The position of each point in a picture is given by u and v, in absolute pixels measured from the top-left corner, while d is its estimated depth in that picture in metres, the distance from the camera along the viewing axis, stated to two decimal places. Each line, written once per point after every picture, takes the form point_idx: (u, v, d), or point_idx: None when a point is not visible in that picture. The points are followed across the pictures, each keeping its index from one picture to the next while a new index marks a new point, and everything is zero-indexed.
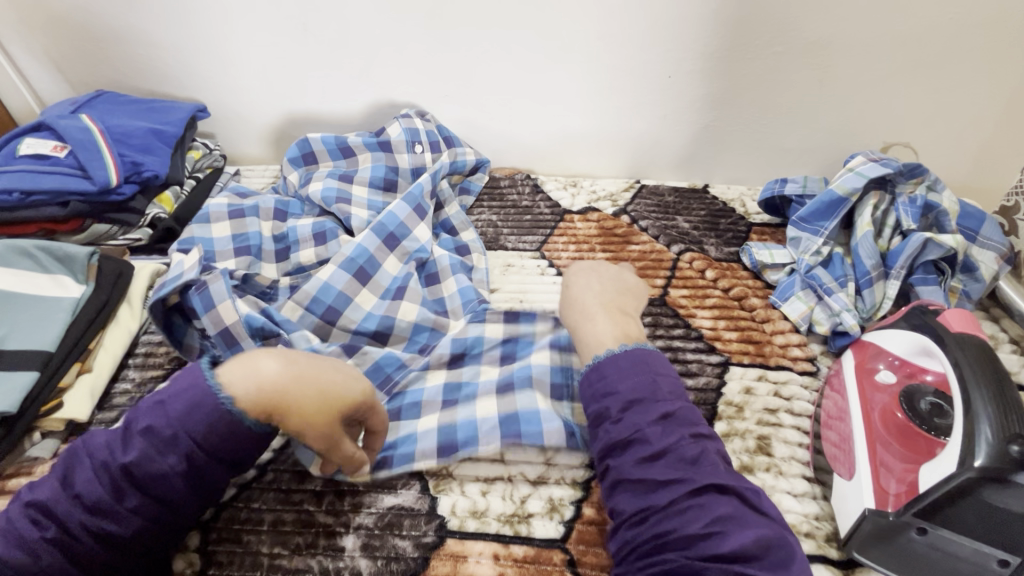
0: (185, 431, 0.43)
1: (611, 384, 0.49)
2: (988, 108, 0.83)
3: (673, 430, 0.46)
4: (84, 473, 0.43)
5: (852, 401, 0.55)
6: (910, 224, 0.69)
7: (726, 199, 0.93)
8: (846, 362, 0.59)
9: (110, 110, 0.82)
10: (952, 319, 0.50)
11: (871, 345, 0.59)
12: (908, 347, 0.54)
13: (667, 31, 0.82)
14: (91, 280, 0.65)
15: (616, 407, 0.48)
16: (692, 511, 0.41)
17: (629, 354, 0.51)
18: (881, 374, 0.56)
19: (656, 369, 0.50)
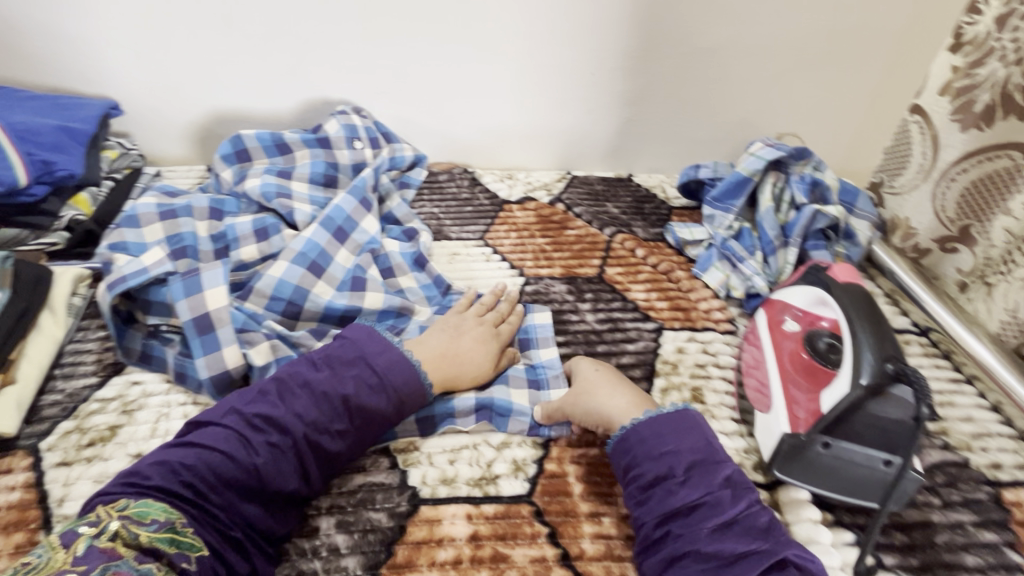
0: (298, 408, 0.51)
1: (670, 445, 0.50)
2: (856, 100, 0.98)
3: (742, 497, 0.47)
4: (184, 454, 0.47)
5: (769, 353, 0.63)
6: (802, 199, 0.80)
7: (649, 186, 1.02)
8: (760, 320, 0.68)
9: (10, 107, 0.75)
10: (840, 272, 0.60)
11: (779, 302, 0.68)
12: (808, 298, 0.63)
13: (586, 33, 0.89)
14: (6, 287, 0.60)
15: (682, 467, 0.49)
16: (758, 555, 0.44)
17: (681, 415, 0.53)
18: (788, 324, 0.64)
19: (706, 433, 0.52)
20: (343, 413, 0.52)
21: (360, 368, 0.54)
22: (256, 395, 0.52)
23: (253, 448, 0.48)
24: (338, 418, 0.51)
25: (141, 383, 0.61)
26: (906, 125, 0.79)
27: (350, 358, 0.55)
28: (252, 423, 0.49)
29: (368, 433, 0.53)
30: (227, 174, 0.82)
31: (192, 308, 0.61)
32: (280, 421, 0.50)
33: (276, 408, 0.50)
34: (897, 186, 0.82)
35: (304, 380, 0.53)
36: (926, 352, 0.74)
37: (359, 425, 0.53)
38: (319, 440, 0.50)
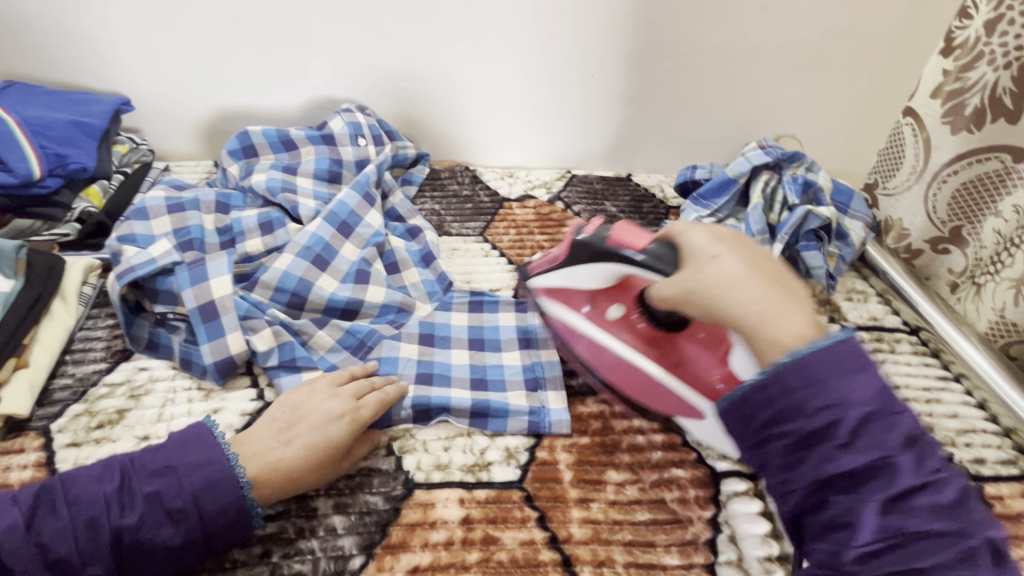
0: (122, 513, 0.45)
1: (828, 395, 0.40)
2: (854, 103, 0.99)
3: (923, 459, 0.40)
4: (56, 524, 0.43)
5: (613, 346, 0.64)
6: (794, 200, 0.81)
7: (647, 185, 1.03)
8: (566, 319, 0.66)
9: (25, 102, 0.78)
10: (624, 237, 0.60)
11: (572, 289, 0.66)
12: (592, 277, 0.64)
13: (587, 32, 0.90)
14: (20, 275, 0.63)
15: (845, 398, 0.40)
16: (930, 493, 0.39)
17: (841, 350, 0.42)
18: (611, 312, 0.65)
19: (868, 374, 0.41)
20: (183, 519, 0.46)
21: (203, 468, 0.48)
22: (154, 465, 0.48)
23: (133, 528, 0.45)
24: (174, 525, 0.45)
25: (147, 369, 0.64)
26: (899, 127, 0.80)
27: (176, 465, 0.47)
28: (135, 496, 0.46)
29: (217, 539, 0.47)
30: (234, 169, 0.84)
31: (198, 296, 0.63)
32: (96, 527, 0.44)
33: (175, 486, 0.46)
34: (891, 188, 0.83)
35: (138, 482, 0.46)
36: (916, 350, 0.75)
37: (203, 533, 0.46)
38: (215, 521, 0.47)
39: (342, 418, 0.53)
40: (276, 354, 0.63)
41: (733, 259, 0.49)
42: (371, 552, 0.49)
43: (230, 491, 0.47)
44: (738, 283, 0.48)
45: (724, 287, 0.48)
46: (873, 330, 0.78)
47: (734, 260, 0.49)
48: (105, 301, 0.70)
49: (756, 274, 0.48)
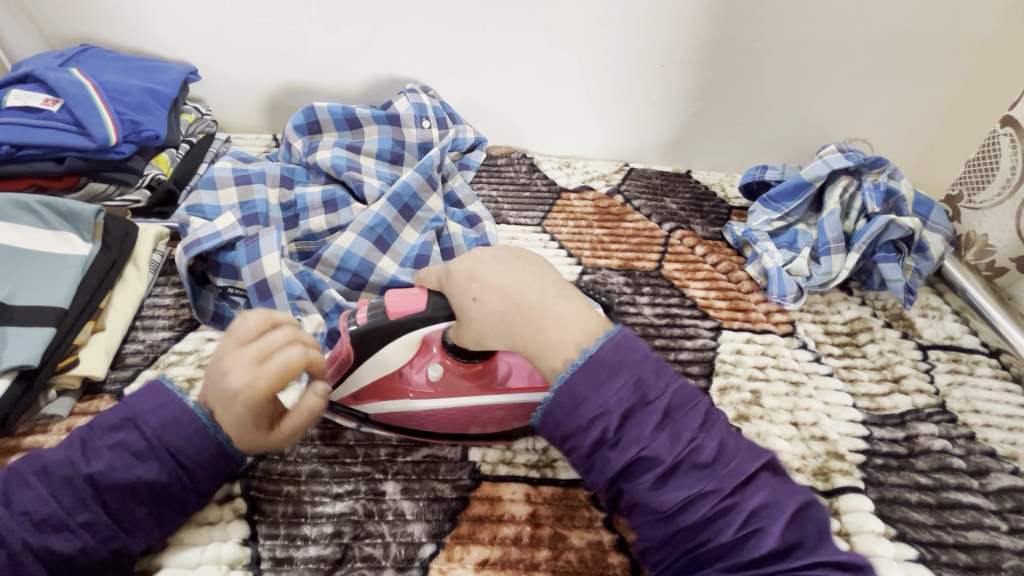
0: (89, 463, 0.44)
1: (588, 401, 0.41)
2: (937, 109, 0.94)
3: (677, 432, 0.40)
4: (34, 491, 0.42)
5: (452, 404, 0.53)
6: (874, 208, 0.78)
7: (707, 183, 1.00)
8: (397, 404, 0.53)
9: (101, 67, 0.78)
10: (395, 299, 0.50)
11: (393, 374, 0.52)
12: (407, 351, 0.51)
13: (662, 21, 0.87)
14: (98, 239, 0.63)
15: (603, 407, 0.40)
16: (710, 485, 0.39)
17: (614, 344, 0.42)
18: (430, 372, 0.53)
19: (635, 369, 0.41)
20: (152, 458, 0.44)
21: (158, 412, 0.45)
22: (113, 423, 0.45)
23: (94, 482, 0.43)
24: (147, 464, 0.44)
25: (214, 340, 0.64)
26: (994, 137, 0.76)
27: (133, 415, 0.45)
28: (94, 453, 0.44)
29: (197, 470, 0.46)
30: (298, 144, 0.83)
31: (253, 274, 0.64)
32: (70, 483, 0.43)
33: (133, 438, 0.44)
34: (977, 202, 0.79)
35: (103, 436, 0.45)
36: (996, 374, 0.71)
37: (181, 467, 0.45)
38: (180, 458, 0.45)
39: (236, 395, 0.42)
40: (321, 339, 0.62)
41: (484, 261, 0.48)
42: (440, 541, 0.49)
43: (191, 428, 0.45)
44: (502, 291, 0.45)
45: (515, 309, 0.45)
46: (950, 350, 0.73)
47: (491, 270, 0.47)
48: (171, 270, 0.71)
49: (521, 278, 0.46)
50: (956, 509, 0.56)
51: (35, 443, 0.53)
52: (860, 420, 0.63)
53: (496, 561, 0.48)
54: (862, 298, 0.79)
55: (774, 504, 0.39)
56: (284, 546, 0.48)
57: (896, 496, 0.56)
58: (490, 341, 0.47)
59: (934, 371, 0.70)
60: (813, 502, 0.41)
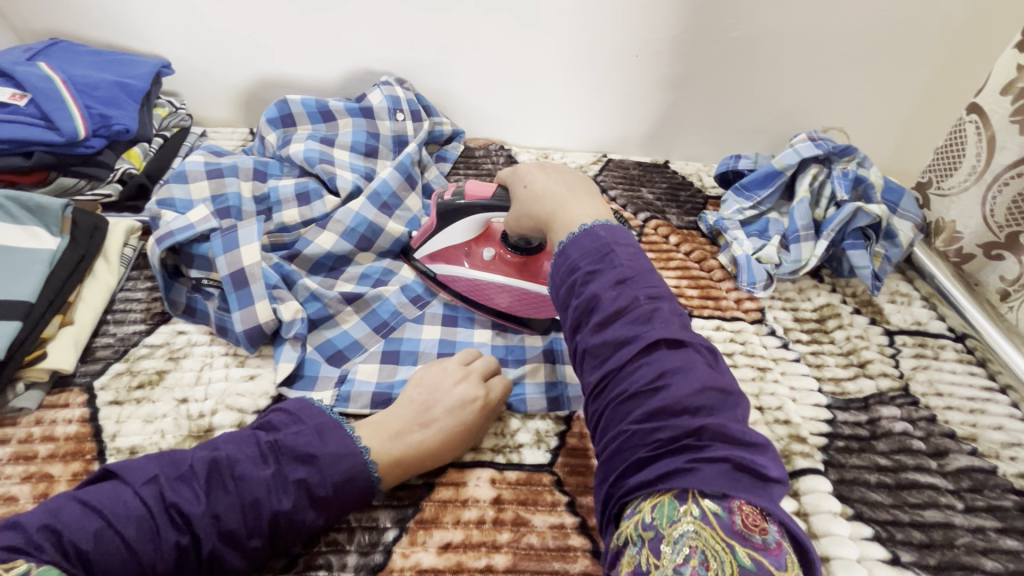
0: (182, 530, 0.42)
1: (572, 260, 0.49)
2: (909, 97, 0.95)
3: (627, 293, 0.46)
4: (114, 539, 0.41)
5: (494, 278, 0.66)
6: (843, 195, 0.78)
7: (685, 173, 1.01)
8: (454, 271, 0.67)
9: (70, 61, 0.78)
10: (476, 186, 0.65)
11: (449, 249, 0.68)
12: (466, 229, 0.66)
13: (636, 11, 0.87)
14: (66, 234, 0.63)
15: (579, 266, 0.48)
16: (637, 342, 0.43)
17: (609, 230, 0.51)
18: (484, 253, 0.68)
19: (610, 242, 0.49)
20: (238, 541, 0.44)
21: (266, 487, 0.45)
22: (223, 475, 0.45)
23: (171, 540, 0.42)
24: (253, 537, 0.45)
25: (186, 332, 0.64)
26: (961, 124, 0.76)
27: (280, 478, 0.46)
28: (183, 513, 0.43)
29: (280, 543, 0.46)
30: (271, 137, 0.83)
31: (229, 263, 0.63)
32: (153, 541, 0.41)
33: (233, 507, 0.44)
34: (945, 189, 0.80)
35: (242, 487, 0.45)
36: (961, 358, 0.72)
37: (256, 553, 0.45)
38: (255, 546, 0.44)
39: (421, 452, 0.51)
40: (299, 326, 0.62)
41: (537, 171, 0.61)
42: (405, 525, 0.49)
43: (288, 512, 0.45)
44: (542, 190, 0.58)
45: (538, 199, 0.58)
46: (916, 335, 0.75)
47: (541, 173, 0.60)
48: (144, 264, 0.71)
49: (565, 186, 0.58)
50: (913, 489, 0.57)
51: (3, 436, 0.54)
52: (824, 404, 0.64)
53: (459, 544, 0.49)
54: (833, 285, 0.80)
55: (684, 369, 0.41)
56: None
57: (855, 477, 0.57)
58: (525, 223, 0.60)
59: (899, 356, 0.71)
60: (738, 393, 0.42)
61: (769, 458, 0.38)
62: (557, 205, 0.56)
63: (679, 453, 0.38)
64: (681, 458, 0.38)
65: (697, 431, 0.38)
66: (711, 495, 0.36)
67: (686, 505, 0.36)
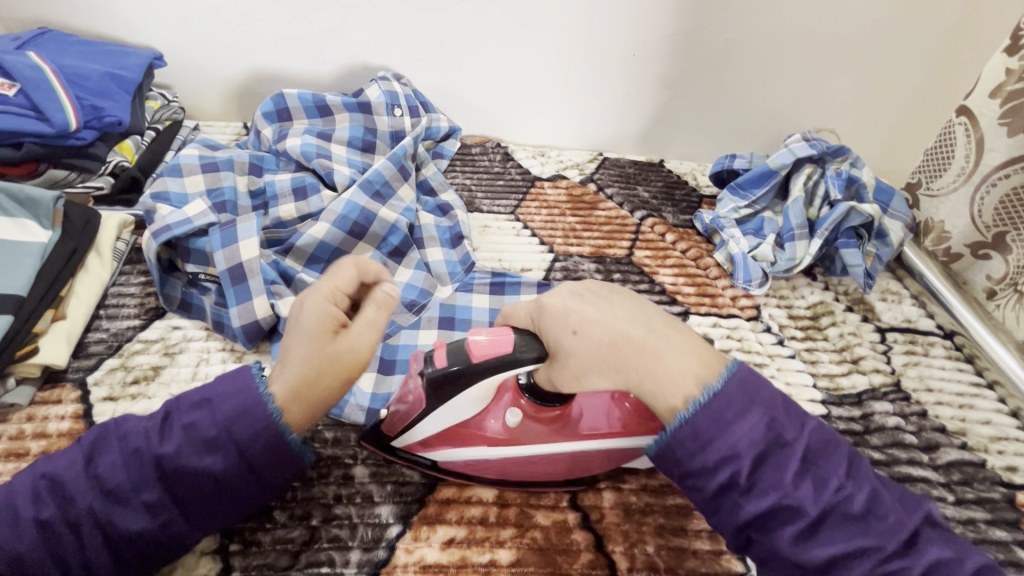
0: (162, 442, 0.43)
1: (728, 447, 0.39)
2: (898, 100, 0.96)
3: (824, 483, 0.39)
4: (111, 457, 0.42)
5: (525, 454, 0.50)
6: (837, 195, 0.80)
7: (680, 172, 1.02)
8: (465, 451, 0.51)
9: (60, 51, 0.76)
10: (479, 342, 0.46)
11: (454, 428, 0.50)
12: (471, 399, 0.49)
13: (633, 10, 0.87)
14: (57, 226, 0.62)
15: (741, 450, 0.39)
16: (861, 545, 0.37)
17: (739, 382, 0.41)
18: (509, 417, 0.51)
19: (768, 408, 0.41)
20: (219, 448, 0.42)
21: (234, 397, 0.44)
22: (197, 402, 0.44)
23: (155, 462, 0.42)
24: (214, 454, 0.42)
25: (181, 328, 0.63)
26: (951, 126, 0.78)
27: (210, 398, 0.44)
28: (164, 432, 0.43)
29: (261, 467, 0.44)
30: (267, 132, 0.82)
31: (228, 258, 0.63)
32: (140, 457, 0.42)
33: (206, 422, 0.43)
34: (935, 189, 0.81)
35: (178, 416, 0.44)
36: (950, 355, 0.74)
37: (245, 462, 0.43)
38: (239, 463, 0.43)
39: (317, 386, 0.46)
40: None
41: (593, 309, 0.46)
42: (407, 521, 0.49)
43: (260, 419, 0.43)
44: (609, 327, 0.45)
45: (615, 352, 0.44)
46: (907, 332, 0.76)
47: (595, 308, 0.46)
48: (137, 258, 0.70)
49: (634, 319, 0.46)
50: (907, 482, 0.58)
51: None
52: (819, 400, 0.65)
53: (463, 540, 0.49)
54: (825, 282, 0.81)
55: (948, 562, 0.38)
56: (252, 529, 0.48)
57: None
58: (591, 379, 0.45)
59: (891, 352, 0.73)
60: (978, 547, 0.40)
61: None
62: (634, 355, 0.44)
63: None
64: None
65: None
66: None
67: None
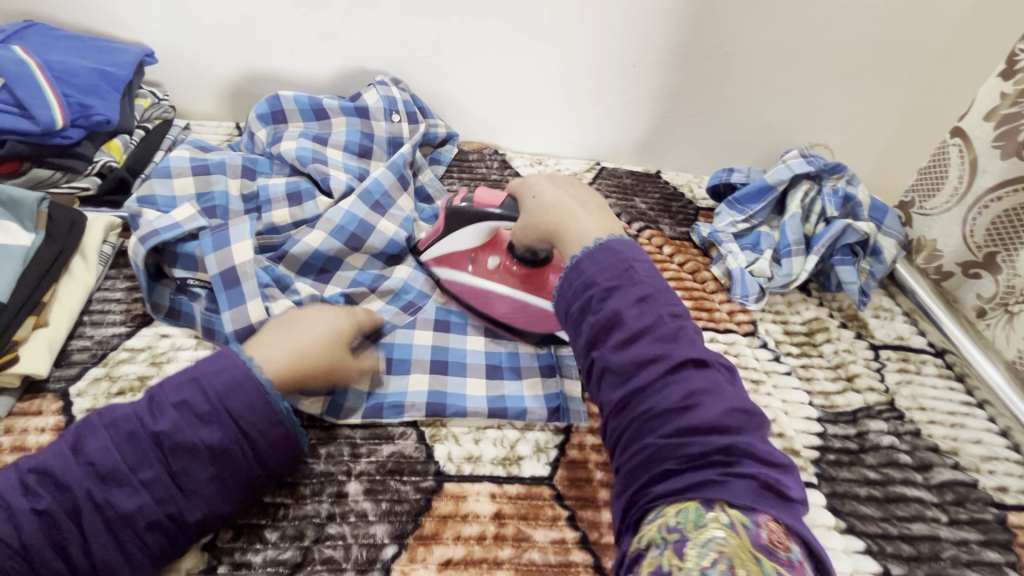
0: (155, 420, 0.43)
1: (588, 276, 0.50)
2: (891, 118, 0.98)
3: (651, 313, 0.47)
4: (100, 443, 0.42)
5: (495, 288, 0.64)
6: (833, 212, 0.80)
7: (676, 184, 1.02)
8: (448, 274, 0.67)
9: (47, 46, 0.74)
10: (484, 195, 0.62)
11: (454, 252, 0.66)
12: (468, 237, 0.64)
13: (634, 22, 0.87)
14: (41, 229, 0.60)
15: (608, 280, 0.49)
16: (675, 383, 0.44)
17: (612, 245, 0.51)
18: (489, 260, 0.65)
19: (628, 259, 0.50)
20: (215, 420, 0.44)
21: (221, 373, 0.45)
22: (184, 382, 0.45)
23: (146, 440, 0.43)
24: (209, 427, 0.44)
25: (169, 336, 0.61)
26: (945, 146, 0.79)
27: (197, 375, 0.45)
28: (151, 411, 0.44)
29: (259, 438, 0.45)
30: (262, 134, 0.80)
31: (220, 262, 0.61)
32: (135, 437, 0.43)
33: (199, 401, 0.44)
34: (928, 209, 0.82)
35: (165, 396, 0.44)
36: (941, 373, 0.74)
37: (245, 436, 0.45)
38: (233, 439, 0.44)
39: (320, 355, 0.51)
40: None
41: (546, 182, 0.60)
42: (404, 541, 0.48)
43: (252, 390, 0.45)
44: (546, 196, 0.58)
45: (544, 210, 0.57)
46: (899, 350, 0.77)
47: (550, 187, 0.59)
48: (123, 262, 0.67)
49: (573, 195, 0.58)
50: (901, 502, 0.59)
51: None
52: (815, 417, 0.65)
53: (460, 560, 0.48)
54: (820, 298, 0.82)
55: (742, 414, 0.43)
56: (242, 550, 0.47)
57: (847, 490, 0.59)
58: (531, 237, 0.59)
59: (884, 369, 0.73)
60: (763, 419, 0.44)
61: (796, 491, 0.40)
62: (563, 216, 0.56)
63: (709, 468, 0.40)
64: (713, 471, 0.39)
65: (739, 465, 0.39)
66: (738, 506, 0.37)
67: (713, 512, 0.37)
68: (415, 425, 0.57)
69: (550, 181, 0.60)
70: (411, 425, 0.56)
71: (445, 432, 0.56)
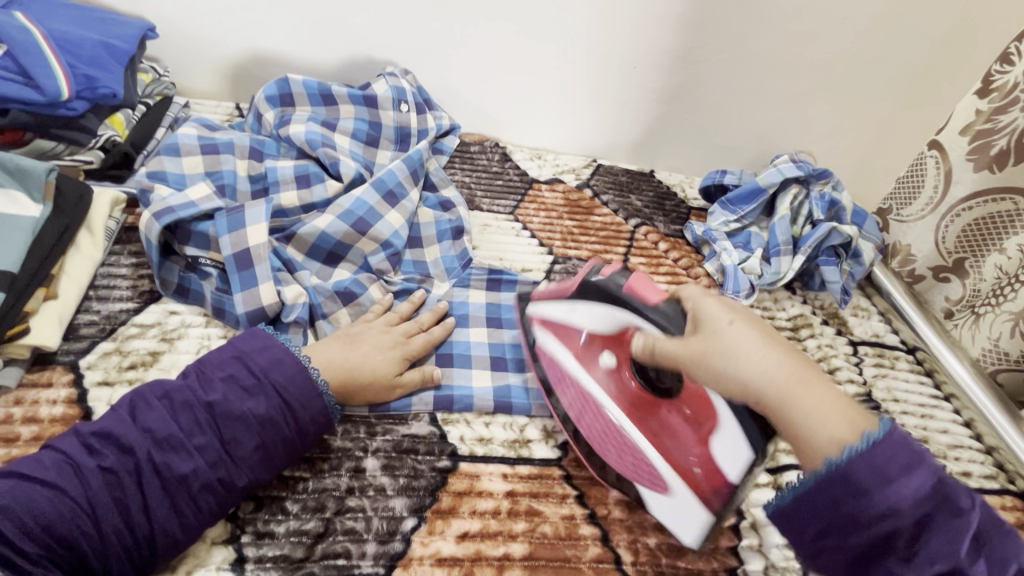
0: (206, 392, 0.48)
1: (880, 498, 0.36)
2: (871, 129, 1.03)
3: (992, 556, 0.35)
4: (156, 413, 0.46)
5: (587, 384, 0.56)
6: (819, 215, 0.85)
7: (669, 184, 1.05)
8: (556, 350, 0.57)
9: (48, 14, 0.72)
10: (638, 285, 0.52)
11: (569, 323, 0.56)
12: (590, 317, 0.54)
13: (638, 24, 0.90)
14: (49, 201, 0.59)
15: (879, 493, 0.36)
16: None
17: (889, 441, 0.37)
18: (603, 360, 0.56)
19: (931, 472, 0.37)
20: (260, 392, 0.49)
21: (264, 350, 0.51)
22: (227, 358, 0.50)
23: (199, 410, 0.47)
24: (254, 398, 0.49)
25: (178, 313, 0.61)
26: (922, 158, 0.84)
27: (240, 353, 0.51)
28: (202, 384, 0.48)
29: (298, 409, 0.50)
30: (269, 116, 0.80)
31: (235, 243, 0.61)
32: (189, 406, 0.47)
33: (243, 374, 0.49)
34: (904, 216, 0.88)
35: (212, 370, 0.49)
36: (913, 368, 0.80)
37: (288, 408, 0.49)
38: (279, 411, 0.49)
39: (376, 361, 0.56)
40: (302, 310, 0.61)
41: (734, 319, 0.45)
42: (422, 515, 0.50)
43: (295, 367, 0.51)
44: (749, 345, 0.43)
45: (729, 355, 0.43)
46: (876, 346, 0.82)
47: (744, 326, 0.44)
48: (127, 238, 0.66)
49: (775, 348, 0.43)
50: None
51: None
52: None
53: (477, 533, 0.50)
54: (804, 296, 0.87)
55: None
56: (264, 520, 0.48)
57: None
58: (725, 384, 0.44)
59: (862, 364, 0.78)
60: None
61: None
62: (780, 377, 0.42)
63: None
64: None
65: None
66: None
67: None
68: (427, 410, 0.58)
69: (736, 314, 0.45)
70: (423, 413, 0.58)
71: (456, 415, 0.58)
